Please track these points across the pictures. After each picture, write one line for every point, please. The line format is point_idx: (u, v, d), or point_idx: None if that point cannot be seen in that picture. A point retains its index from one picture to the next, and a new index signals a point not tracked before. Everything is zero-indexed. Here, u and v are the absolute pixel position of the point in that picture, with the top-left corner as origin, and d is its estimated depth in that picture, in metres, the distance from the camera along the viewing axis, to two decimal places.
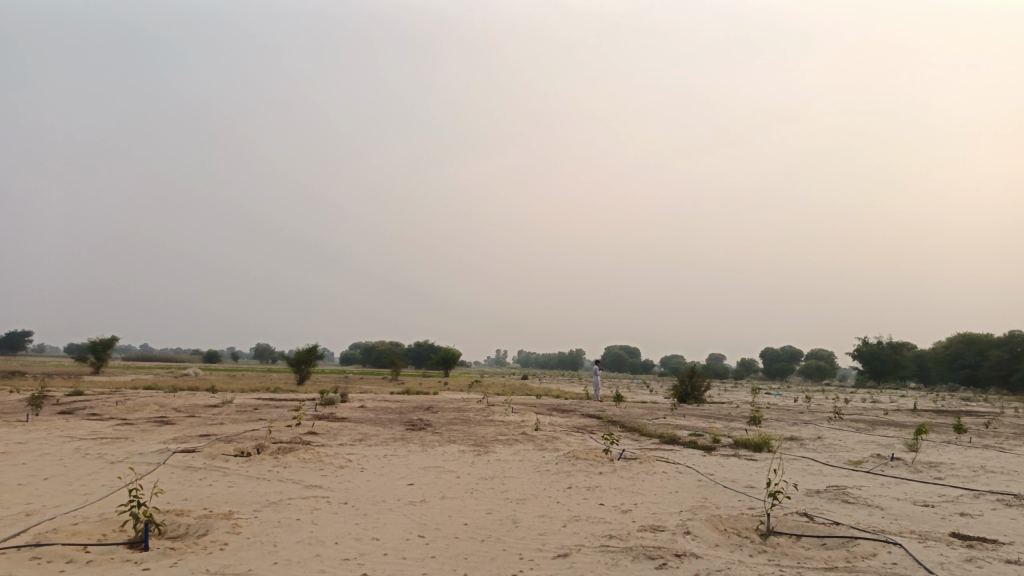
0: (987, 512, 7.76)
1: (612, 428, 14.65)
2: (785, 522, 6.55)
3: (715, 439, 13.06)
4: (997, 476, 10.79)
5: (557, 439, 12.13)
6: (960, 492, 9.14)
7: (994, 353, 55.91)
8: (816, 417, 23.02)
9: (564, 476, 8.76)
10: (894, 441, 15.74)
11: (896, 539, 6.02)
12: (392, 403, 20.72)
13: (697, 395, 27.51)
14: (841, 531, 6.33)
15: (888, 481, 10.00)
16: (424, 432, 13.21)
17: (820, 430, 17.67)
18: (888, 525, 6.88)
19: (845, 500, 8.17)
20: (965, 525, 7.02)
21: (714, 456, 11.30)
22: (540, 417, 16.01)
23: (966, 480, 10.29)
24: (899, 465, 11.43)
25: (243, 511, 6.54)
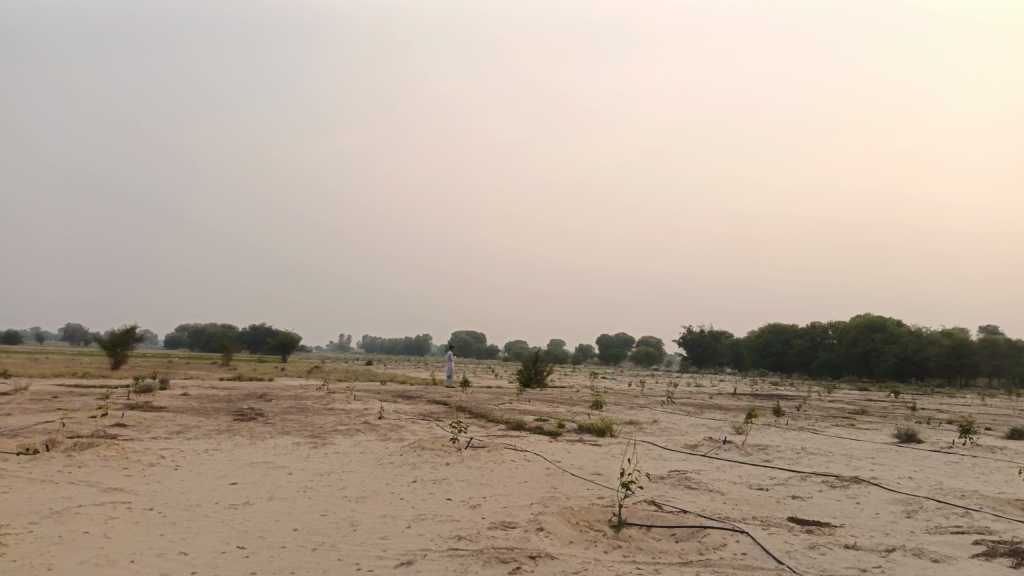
0: (815, 495, 8.12)
1: (458, 414, 14.24)
2: (636, 513, 6.37)
3: (560, 425, 12.98)
4: (817, 457, 11.52)
5: (401, 428, 11.48)
6: (788, 474, 9.58)
7: (798, 341, 61.82)
8: (650, 401, 24.05)
9: (408, 468, 8.17)
10: (723, 424, 16.57)
11: (743, 528, 6.01)
12: (220, 390, 19.06)
13: (541, 379, 27.85)
14: (690, 519, 6.24)
15: (723, 464, 10.33)
16: (253, 422, 12.07)
17: (656, 414, 18.34)
18: (731, 511, 6.92)
19: (689, 486, 8.24)
20: (800, 509, 7.23)
21: (561, 443, 11.16)
22: (384, 405, 15.25)
23: (792, 462, 10.86)
24: (731, 448, 11.92)
25: (13, 526, 5.36)
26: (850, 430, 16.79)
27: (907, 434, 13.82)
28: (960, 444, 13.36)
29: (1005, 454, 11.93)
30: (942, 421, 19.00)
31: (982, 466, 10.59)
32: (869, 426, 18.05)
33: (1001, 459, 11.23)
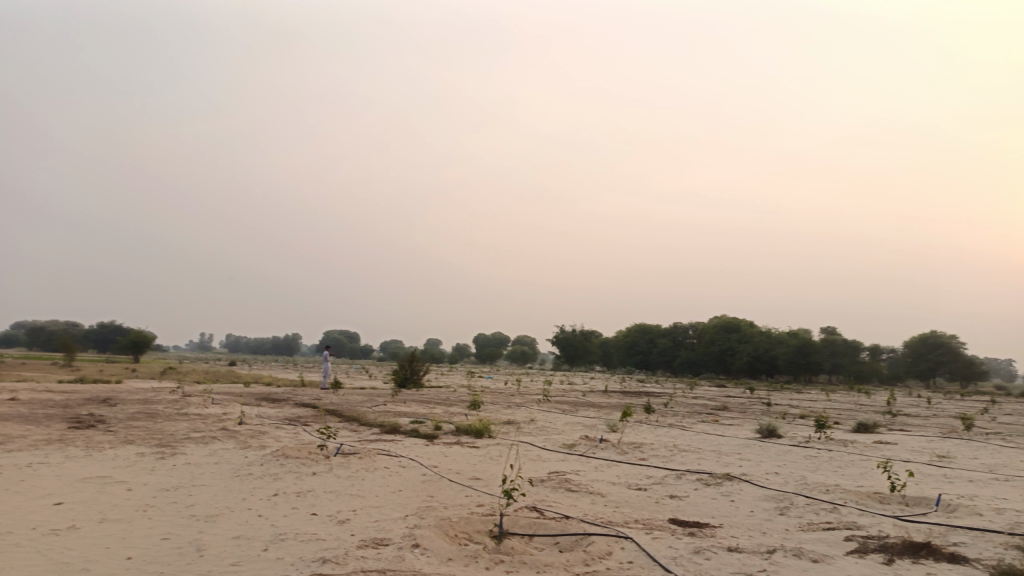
0: (693, 493, 8.15)
1: (328, 418, 13.42)
2: (517, 521, 6.03)
3: (436, 427, 12.49)
4: (689, 454, 11.72)
5: (264, 435, 10.59)
6: (665, 472, 9.62)
7: (662, 341, 64.60)
8: (526, 399, 24.03)
9: (269, 480, 7.43)
10: (598, 422, 16.71)
11: (627, 532, 5.81)
12: (56, 395, 17.08)
13: (416, 379, 27.19)
14: (573, 525, 5.98)
15: (601, 464, 10.25)
16: (92, 431, 10.74)
17: (532, 413, 18.25)
18: (613, 515, 6.73)
19: (569, 488, 8.02)
20: (679, 510, 7.16)
21: (437, 446, 10.67)
22: (245, 409, 14.15)
23: (666, 459, 10.97)
24: (608, 447, 11.90)
25: None
26: (714, 425, 17.40)
27: (769, 429, 14.43)
28: (816, 438, 14.10)
29: (857, 447, 12.67)
30: (796, 416, 20.18)
31: (839, 459, 11.13)
32: (732, 422, 18.83)
33: (855, 452, 11.90)
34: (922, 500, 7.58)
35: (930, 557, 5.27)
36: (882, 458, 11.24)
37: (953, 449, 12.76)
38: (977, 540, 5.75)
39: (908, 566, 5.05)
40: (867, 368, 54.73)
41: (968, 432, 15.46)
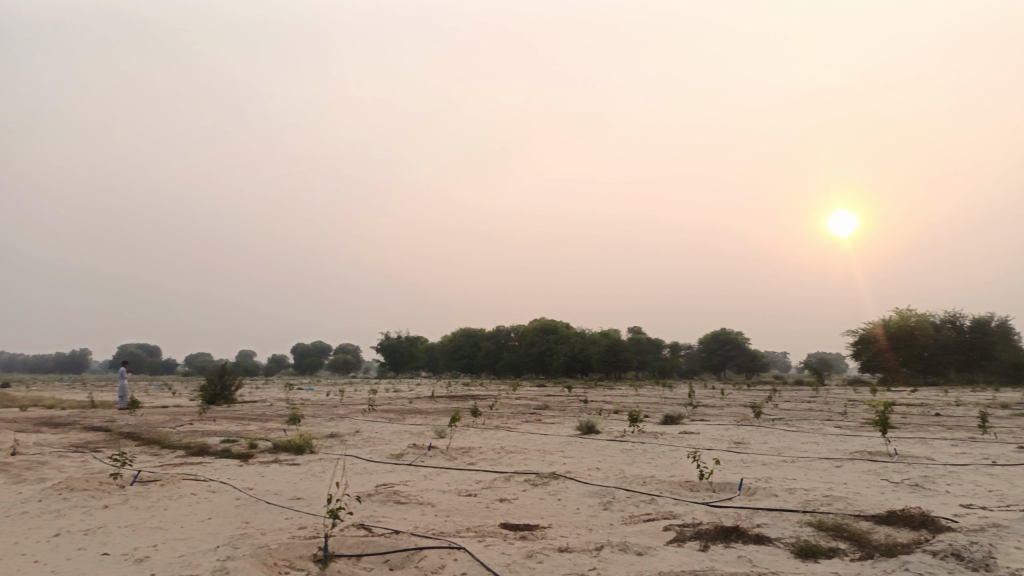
0: (521, 495, 8.21)
1: (125, 442, 12.05)
2: (343, 542, 5.67)
3: (251, 445, 11.61)
4: (516, 455, 11.87)
5: (43, 466, 9.24)
6: (493, 476, 9.63)
7: (486, 344, 65.75)
8: (350, 409, 23.28)
9: (49, 519, 6.44)
10: (424, 428, 16.50)
11: (460, 542, 5.66)
12: None
13: (228, 395, 25.40)
14: (403, 540, 5.74)
15: (429, 472, 10.06)
16: None
17: (356, 423, 17.66)
18: (444, 525, 6.56)
19: (398, 501, 7.74)
20: (509, 513, 7.15)
21: (252, 466, 9.90)
22: (20, 437, 12.32)
23: (494, 462, 11.01)
24: (436, 454, 11.73)
25: None
26: (538, 425, 17.86)
27: (589, 426, 15.03)
28: (631, 432, 14.91)
29: (667, 439, 13.53)
30: (611, 411, 21.28)
31: (653, 451, 11.80)
32: (553, 420, 19.44)
33: (665, 443, 12.69)
34: (727, 486, 8.18)
35: (740, 540, 5.66)
36: (689, 447, 12.09)
37: (747, 435, 14.04)
38: (777, 520, 6.27)
39: (722, 551, 5.37)
40: (670, 364, 59.60)
41: (757, 418, 17.14)
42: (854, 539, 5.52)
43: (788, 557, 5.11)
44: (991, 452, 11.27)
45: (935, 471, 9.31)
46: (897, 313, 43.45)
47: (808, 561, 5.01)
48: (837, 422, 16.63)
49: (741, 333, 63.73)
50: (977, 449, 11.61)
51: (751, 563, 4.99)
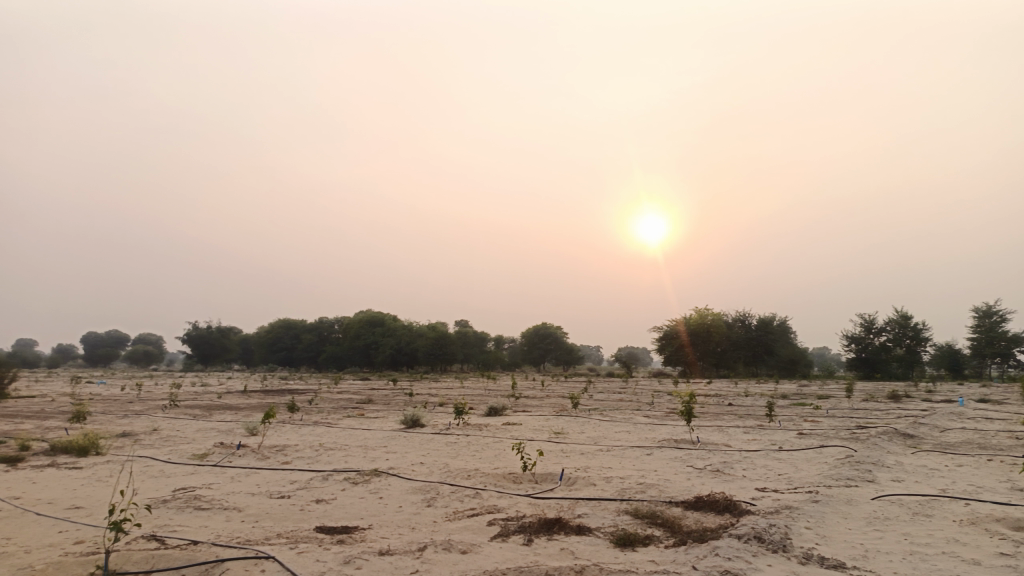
0: (340, 495, 7.76)
1: None
2: (130, 557, 4.97)
3: (22, 447, 10.06)
4: (335, 452, 11.29)
5: None
6: (310, 475, 9.06)
7: (306, 336, 63.04)
8: (148, 406, 21.14)
9: None
10: (235, 425, 15.32)
11: (268, 550, 5.18)
12: None
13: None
14: (203, 551, 5.15)
15: (237, 473, 9.27)
16: None
17: (154, 421, 15.99)
18: (251, 531, 6.00)
19: (199, 507, 7.00)
20: (325, 515, 6.70)
21: (21, 473, 8.55)
22: None
23: (310, 460, 10.38)
24: (246, 454, 10.86)
25: None
26: (359, 420, 17.25)
27: (412, 420, 14.74)
28: (455, 425, 14.82)
29: (490, 430, 13.59)
30: (435, 404, 21.13)
31: (476, 444, 11.76)
32: (376, 414, 18.93)
33: (489, 435, 12.73)
34: (549, 476, 8.27)
35: (562, 531, 5.69)
36: (512, 439, 12.20)
37: (566, 426, 14.48)
38: (597, 510, 6.39)
39: (545, 543, 5.35)
40: (493, 357, 61.09)
41: (575, 408, 17.80)
42: (668, 525, 5.74)
43: (608, 546, 5.19)
44: (778, 437, 12.48)
45: (733, 457, 10.09)
46: (696, 311, 47.14)
47: (628, 549, 5.11)
48: (646, 412, 17.69)
49: (560, 327, 66.43)
50: (765, 435, 12.80)
51: (575, 555, 5.00)
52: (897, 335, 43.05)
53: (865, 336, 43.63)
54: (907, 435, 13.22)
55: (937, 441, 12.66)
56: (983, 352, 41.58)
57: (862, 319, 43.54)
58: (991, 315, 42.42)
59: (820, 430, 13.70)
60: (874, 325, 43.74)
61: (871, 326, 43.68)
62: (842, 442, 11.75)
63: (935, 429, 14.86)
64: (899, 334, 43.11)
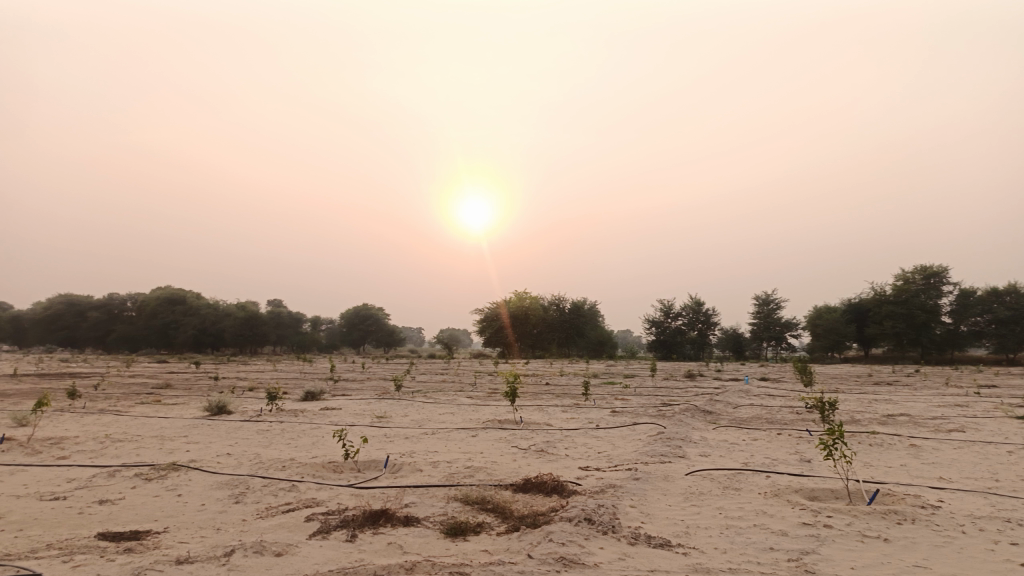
0: (129, 494, 6.79)
1: None
2: None
3: None
4: (125, 444, 9.98)
5: None
6: (93, 472, 7.88)
7: (93, 314, 56.51)
8: None
9: None
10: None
11: (34, 566, 4.31)
12: None
13: None
14: None
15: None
16: None
17: None
18: (13, 544, 5.01)
19: None
20: (111, 519, 5.79)
21: None
22: None
23: (94, 455, 9.08)
24: (10, 449, 9.26)
25: None
26: (155, 407, 15.55)
27: (218, 406, 13.49)
28: (267, 410, 13.79)
29: (306, 416, 12.79)
30: (244, 389, 19.65)
31: (292, 431, 10.96)
32: (176, 400, 17.21)
33: (305, 421, 11.94)
34: (373, 464, 7.81)
35: (388, 524, 5.31)
36: (330, 425, 11.53)
37: (388, 409, 14.00)
38: (425, 498, 6.08)
39: (371, 538, 4.95)
40: (308, 339, 58.65)
41: (396, 391, 17.33)
42: (499, 510, 5.56)
43: (438, 538, 4.89)
44: (595, 416, 12.90)
45: (555, 436, 10.22)
46: (515, 295, 48.19)
47: (459, 539, 4.85)
48: (469, 393, 17.65)
49: (379, 308, 65.24)
50: (583, 414, 13.19)
51: (402, 549, 4.66)
52: (691, 319, 46.88)
53: (664, 320, 47.04)
54: (706, 411, 14.26)
55: (732, 416, 13.77)
56: (761, 336, 46.52)
57: (663, 304, 46.90)
58: (768, 303, 47.46)
59: (632, 408, 14.39)
60: (673, 310, 47.31)
61: (670, 311, 47.20)
62: (653, 420, 12.38)
63: (729, 406, 16.19)
64: (693, 318, 46.98)
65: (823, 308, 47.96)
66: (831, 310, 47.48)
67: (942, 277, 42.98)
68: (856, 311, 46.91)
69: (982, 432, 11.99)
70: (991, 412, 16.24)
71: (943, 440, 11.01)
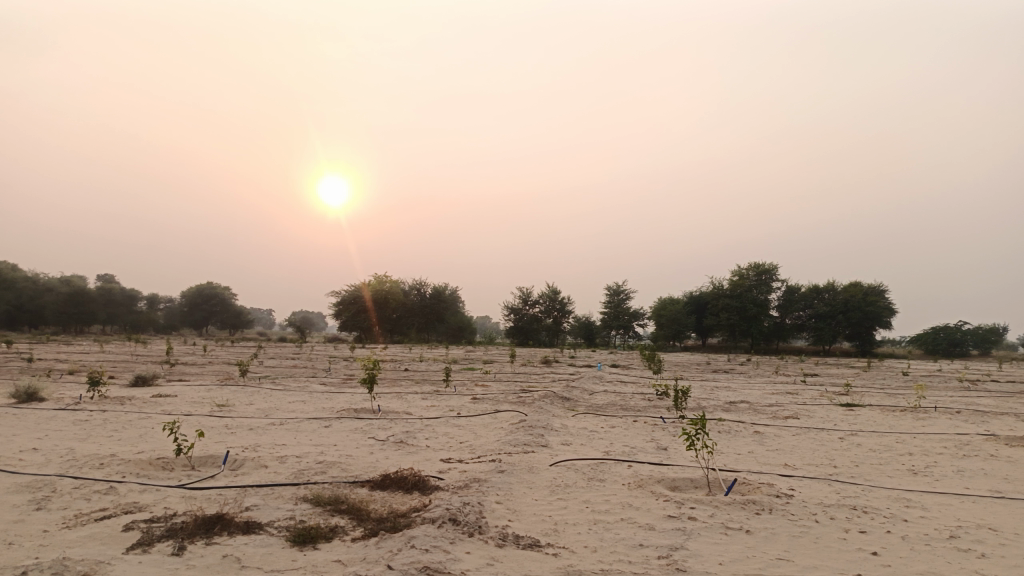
0: None
1: None
2: None
3: None
4: None
5: None
6: None
7: None
8: None
9: None
10: None
11: None
12: None
13: None
14: None
15: None
16: None
17: None
18: None
19: None
20: None
21: None
22: None
23: None
24: None
25: None
26: None
27: (27, 393, 11.81)
28: (89, 398, 12.28)
29: (135, 404, 11.48)
30: (63, 373, 17.51)
31: (115, 422, 9.73)
32: None
33: (133, 411, 10.68)
34: (211, 461, 6.99)
35: (225, 532, 4.66)
36: (163, 416, 10.38)
37: (232, 397, 12.89)
38: (269, 499, 5.44)
39: (203, 551, 4.29)
40: (144, 318, 54.10)
41: (242, 377, 16.11)
42: (353, 512, 5.04)
43: (283, 547, 4.33)
44: (454, 403, 12.57)
45: (414, 425, 9.76)
46: (374, 278, 46.69)
47: (307, 549, 4.31)
48: (322, 380, 16.76)
49: (225, 287, 61.38)
50: (443, 401, 12.82)
51: (240, 563, 4.04)
52: (548, 307, 47.88)
53: (522, 307, 47.66)
54: (565, 398, 14.35)
55: (589, 403, 13.95)
56: (611, 324, 48.40)
57: (521, 292, 47.49)
58: (619, 293, 49.41)
59: (492, 395, 14.21)
60: (530, 298, 48.04)
61: (527, 298, 47.92)
62: (513, 407, 12.22)
63: (584, 393, 16.47)
64: (549, 306, 48.01)
65: (668, 299, 50.58)
66: (674, 301, 50.18)
67: (773, 274, 46.65)
68: (697, 303, 49.95)
69: (813, 419, 12.91)
70: (817, 399, 17.66)
71: (781, 427, 11.67)
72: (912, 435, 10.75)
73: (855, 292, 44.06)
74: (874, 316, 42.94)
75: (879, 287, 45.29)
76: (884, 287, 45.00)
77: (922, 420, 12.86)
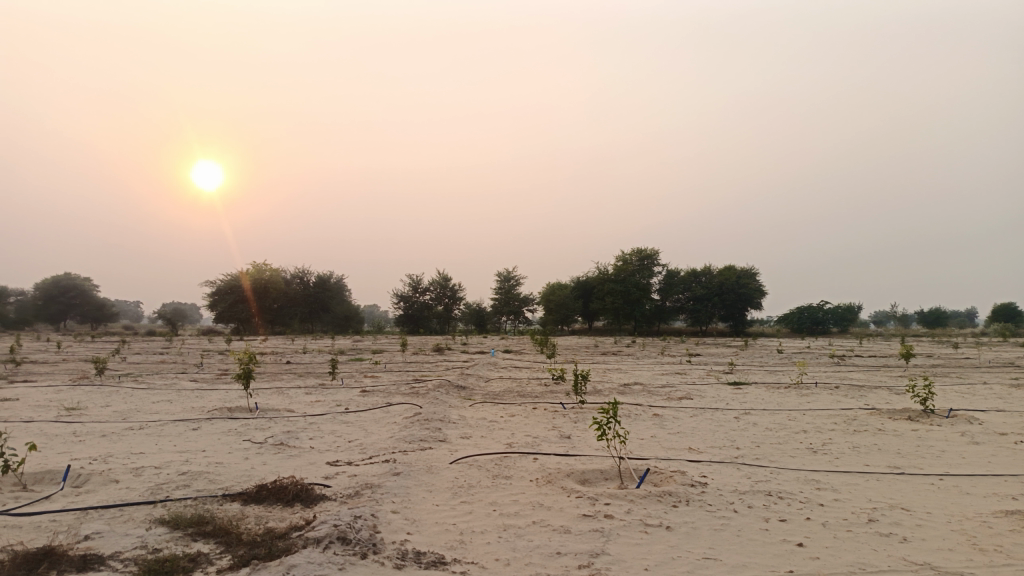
0: None
1: None
2: None
3: None
4: None
5: None
6: None
7: None
8: None
9: None
10: None
11: None
12: None
13: None
14: None
15: None
16: None
17: None
18: None
19: None
20: None
21: None
22: None
23: None
24: None
25: None
26: None
27: None
28: None
29: None
30: None
31: None
32: None
33: None
34: (47, 477, 5.90)
35: (53, 572, 3.74)
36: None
37: (84, 399, 11.40)
38: (116, 524, 4.52)
39: None
40: None
41: (99, 376, 14.42)
42: (222, 536, 4.23)
43: None
44: (342, 397, 11.70)
45: (297, 424, 8.86)
46: (253, 266, 44.06)
47: None
48: (194, 376, 15.35)
49: (86, 278, 56.39)
50: (329, 396, 11.91)
51: None
52: (438, 294, 47.02)
53: (411, 295, 46.50)
54: (460, 387, 13.74)
55: (484, 391, 13.43)
56: (501, 310, 48.20)
57: (410, 279, 46.34)
58: (509, 279, 49.30)
59: (382, 387, 13.42)
60: (420, 286, 47.02)
61: (417, 286, 46.85)
62: (405, 399, 11.50)
63: (478, 380, 15.94)
64: (440, 293, 47.20)
65: (556, 284, 50.97)
66: (562, 286, 50.64)
67: (654, 259, 48.16)
68: (584, 288, 50.68)
69: (706, 399, 13.01)
70: (706, 379, 18.03)
71: (678, 408, 11.63)
72: (803, 412, 10.96)
73: (729, 276, 45.98)
74: (747, 297, 45.03)
75: (751, 270, 47.56)
76: (755, 270, 47.28)
77: (807, 396, 13.24)
